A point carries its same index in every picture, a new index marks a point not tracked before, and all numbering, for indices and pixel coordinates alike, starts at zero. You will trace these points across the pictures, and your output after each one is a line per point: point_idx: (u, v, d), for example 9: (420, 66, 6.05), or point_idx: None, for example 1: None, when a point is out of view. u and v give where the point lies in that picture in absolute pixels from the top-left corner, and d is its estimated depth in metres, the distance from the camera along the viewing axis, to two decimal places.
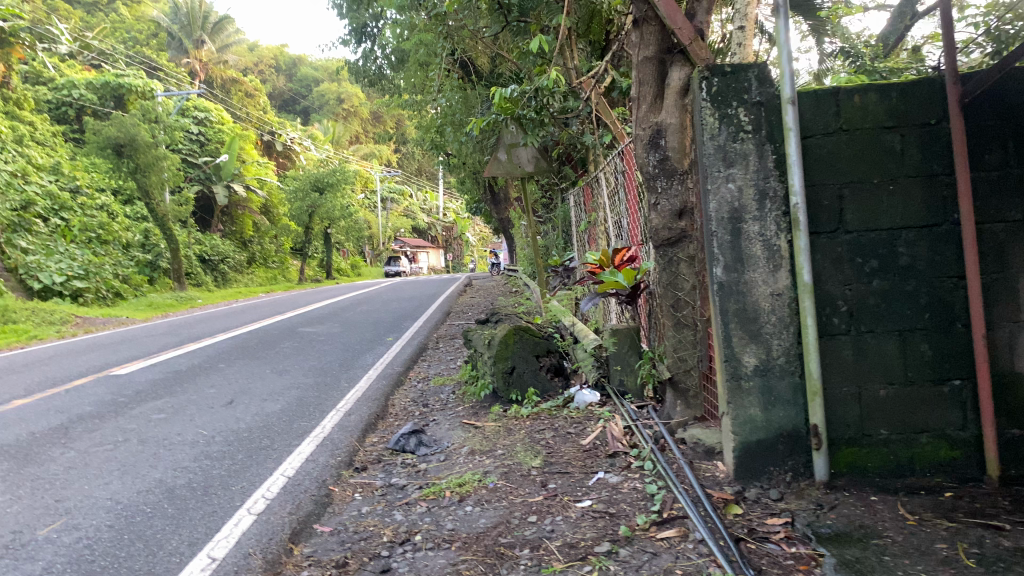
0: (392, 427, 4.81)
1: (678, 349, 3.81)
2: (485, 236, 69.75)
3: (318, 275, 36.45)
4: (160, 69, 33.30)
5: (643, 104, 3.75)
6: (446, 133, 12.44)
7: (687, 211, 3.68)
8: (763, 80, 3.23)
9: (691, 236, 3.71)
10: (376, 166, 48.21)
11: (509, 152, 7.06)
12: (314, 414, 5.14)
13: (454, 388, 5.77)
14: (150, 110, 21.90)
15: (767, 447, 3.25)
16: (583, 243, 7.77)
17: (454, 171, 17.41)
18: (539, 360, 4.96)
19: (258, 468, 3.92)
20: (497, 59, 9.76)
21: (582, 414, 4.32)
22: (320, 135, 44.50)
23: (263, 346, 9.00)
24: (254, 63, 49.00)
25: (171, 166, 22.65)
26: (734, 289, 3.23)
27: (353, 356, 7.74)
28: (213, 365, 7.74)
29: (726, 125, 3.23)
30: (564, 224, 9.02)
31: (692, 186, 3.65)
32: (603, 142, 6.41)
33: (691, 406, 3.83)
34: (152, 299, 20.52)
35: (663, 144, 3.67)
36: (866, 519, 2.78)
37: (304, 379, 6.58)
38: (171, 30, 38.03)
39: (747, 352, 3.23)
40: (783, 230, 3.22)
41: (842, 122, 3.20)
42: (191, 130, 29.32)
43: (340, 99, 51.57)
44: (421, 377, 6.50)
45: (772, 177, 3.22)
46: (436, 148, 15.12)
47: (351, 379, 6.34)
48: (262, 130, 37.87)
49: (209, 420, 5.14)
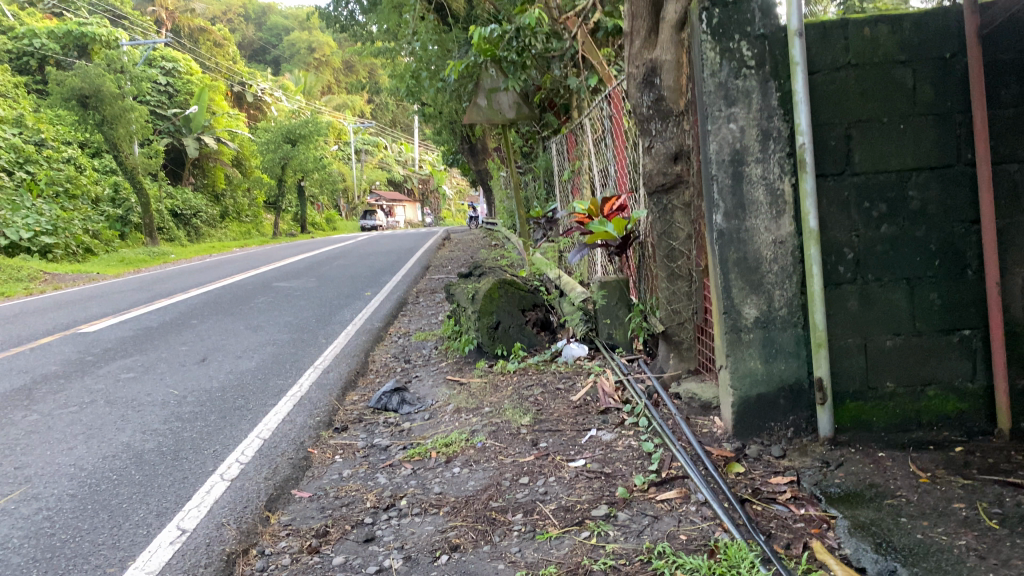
0: (373, 384, 4.63)
1: (672, 301, 3.63)
2: (462, 188, 69.17)
3: (294, 229, 35.94)
4: (124, 18, 32.20)
5: (637, 39, 3.54)
6: (422, 82, 12.09)
7: (683, 154, 3.47)
8: (767, 11, 2.99)
9: (687, 182, 3.49)
10: (350, 117, 47.34)
11: (490, 97, 6.74)
12: (291, 372, 4.93)
13: (436, 343, 5.59)
14: (115, 60, 21.15)
15: (768, 402, 3.09)
16: (566, 193, 7.56)
17: (430, 121, 17.04)
18: (524, 314, 4.81)
19: (232, 429, 3.72)
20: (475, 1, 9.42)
21: (570, 369, 4.15)
22: (292, 86, 43.52)
23: (238, 302, 8.74)
24: (221, 11, 47.61)
25: (139, 118, 21.97)
26: (734, 236, 3.04)
27: (330, 312, 7.51)
28: (186, 322, 7.49)
29: (728, 60, 3.00)
30: (545, 173, 8.78)
31: (688, 128, 3.42)
32: (587, 87, 6.15)
33: (685, 359, 3.66)
34: (123, 255, 20.07)
35: (658, 83, 3.45)
36: (876, 478, 2.65)
37: (280, 335, 6.36)
38: None
39: (747, 303, 3.05)
40: (787, 173, 3.02)
41: (851, 56, 2.98)
42: (158, 81, 28.47)
43: (312, 48, 50.37)
44: (402, 332, 6.31)
45: (776, 116, 3.01)
46: (411, 97, 14.73)
47: (329, 336, 6.13)
48: (232, 81, 36.93)
49: (180, 379, 4.92)
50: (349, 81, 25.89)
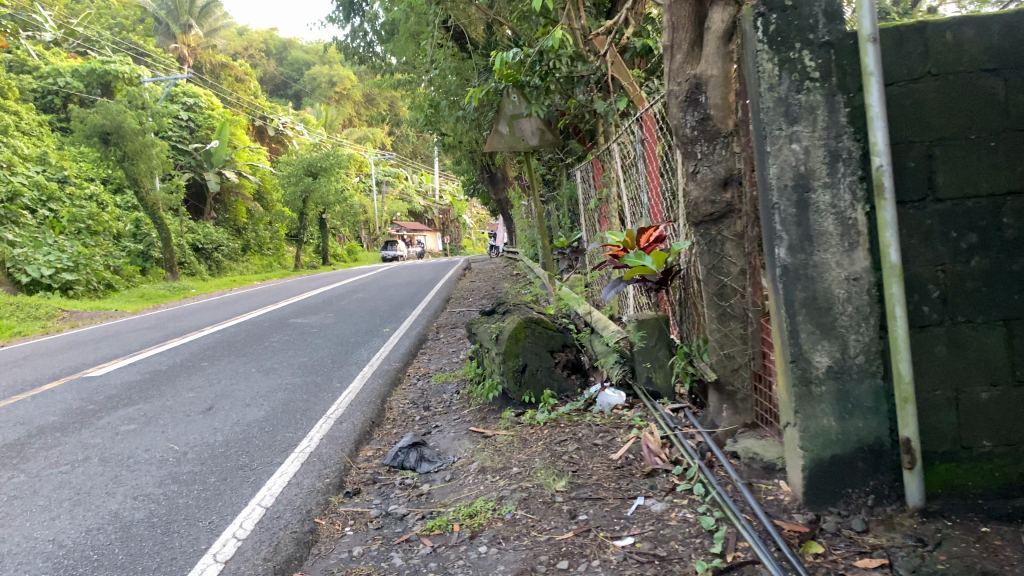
0: (390, 436, 4.24)
1: (724, 345, 3.22)
2: (482, 218, 69.07)
3: (314, 261, 35.87)
4: (147, 55, 32.51)
5: (677, 53, 3.16)
6: (441, 112, 11.82)
7: (733, 180, 3.09)
8: (833, 14, 2.60)
9: (739, 211, 3.11)
10: (370, 149, 47.47)
11: (512, 123, 6.13)
12: (301, 422, 4.55)
13: (457, 387, 5.19)
14: (136, 96, 21.19)
15: (845, 465, 2.66)
16: (592, 222, 7.20)
17: (449, 151, 16.80)
18: (554, 356, 4.39)
19: (233, 495, 3.34)
20: (495, 26, 9.17)
21: (608, 420, 3.73)
22: (312, 119, 43.77)
23: (251, 341, 8.40)
24: (242, 48, 48.20)
25: (160, 153, 21.97)
26: (801, 273, 2.64)
27: (346, 351, 7.13)
28: (196, 364, 7.15)
29: (789, 72, 2.62)
30: (571, 202, 8.39)
31: (739, 151, 3.06)
32: (614, 110, 5.70)
33: (741, 411, 3.24)
34: (144, 290, 19.92)
35: (703, 101, 3.07)
36: (987, 564, 2.22)
37: (292, 379, 5.98)
38: (158, 15, 37.20)
39: (818, 350, 2.64)
40: (860, 200, 2.62)
41: (931, 65, 2.57)
42: (180, 116, 28.62)
43: (332, 82, 50.78)
44: (421, 373, 5.92)
45: (845, 135, 2.62)
46: (430, 127, 14.50)
47: (343, 379, 5.75)
48: (253, 115, 37.15)
49: (182, 432, 4.55)
50: (370, 114, 25.88)
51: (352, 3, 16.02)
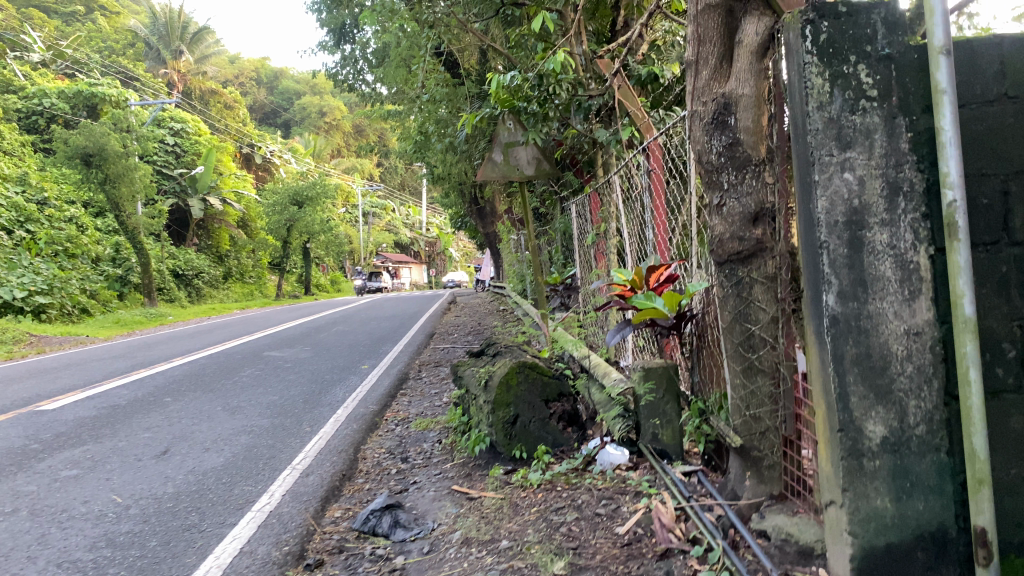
0: (362, 493, 3.77)
1: (750, 404, 2.79)
2: (469, 252, 68.85)
3: (297, 291, 35.33)
4: (137, 79, 32.16)
5: (704, 69, 2.78)
6: (430, 142, 11.49)
7: (764, 215, 2.68)
8: (893, 25, 2.24)
9: (770, 250, 2.69)
10: (358, 180, 47.21)
11: (507, 151, 5.70)
12: (263, 473, 4.07)
13: (439, 435, 4.73)
14: (121, 119, 20.76)
15: (901, 557, 2.23)
16: (587, 260, 6.83)
17: (438, 183, 16.44)
18: (549, 406, 3.94)
19: (174, 565, 2.85)
20: (489, 54, 8.86)
21: (611, 484, 3.29)
22: (301, 149, 43.48)
23: (222, 375, 7.89)
24: (232, 76, 48.08)
25: (143, 177, 21.49)
26: (853, 325, 2.22)
27: (321, 390, 6.65)
28: (158, 399, 6.64)
29: (841, 89, 2.23)
30: (564, 237, 8.00)
31: (773, 181, 2.66)
32: (617, 139, 5.25)
33: (766, 481, 2.80)
34: (119, 316, 19.30)
35: (732, 123, 2.68)
36: None
37: (259, 421, 5.48)
38: (148, 39, 36.93)
39: (872, 418, 2.21)
40: (922, 240, 2.23)
41: (1007, 86, 2.19)
42: (166, 141, 28.20)
43: (322, 112, 50.61)
44: (400, 418, 5.45)
45: (906, 163, 2.24)
46: (418, 157, 14.15)
47: (314, 422, 5.28)
48: (241, 143, 36.82)
49: (129, 481, 4.06)
50: (358, 144, 25.60)
51: (343, 30, 15.75)
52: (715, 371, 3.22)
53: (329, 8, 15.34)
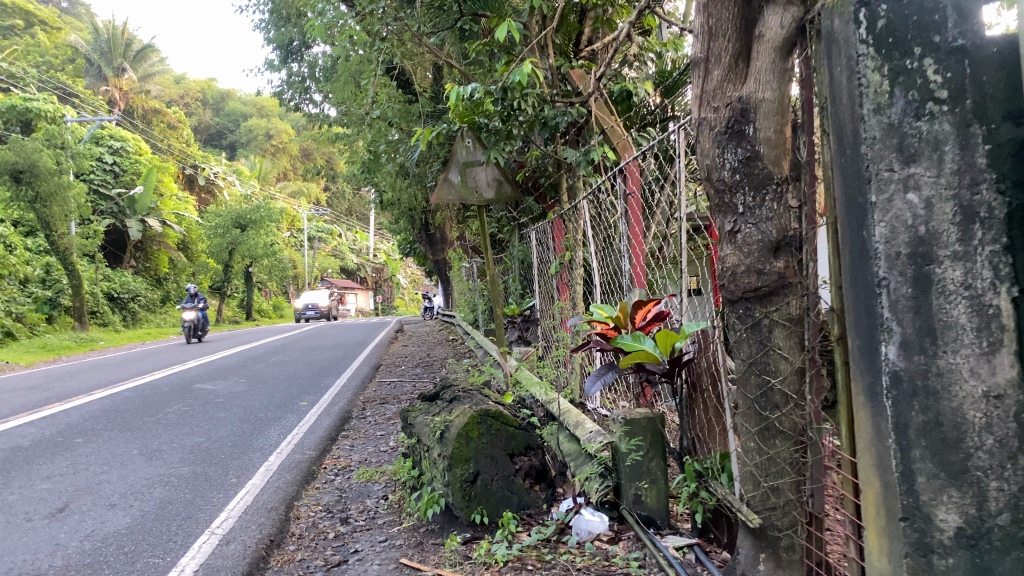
0: (293, 565, 3.17)
1: (769, 473, 2.31)
2: (417, 278, 68.17)
3: (239, 316, 34.21)
4: (75, 95, 30.82)
5: (716, 68, 2.32)
6: (379, 163, 10.97)
7: (786, 244, 2.21)
8: (968, 9, 1.74)
9: (792, 287, 2.21)
10: (306, 204, 46.27)
11: (465, 171, 5.15)
12: (174, 540, 3.44)
13: (385, 490, 4.16)
14: (55, 135, 19.68)
15: None
16: (547, 290, 6.37)
17: (386, 209, 15.88)
18: (515, 462, 3.40)
19: None
20: (445, 71, 8.39)
21: (592, 562, 2.77)
22: (246, 170, 42.36)
23: (145, 411, 7.15)
24: (177, 96, 46.85)
25: (77, 196, 20.35)
26: (919, 385, 1.76)
27: (253, 431, 5.99)
28: (67, 439, 5.91)
29: (905, 89, 1.79)
30: (522, 265, 7.51)
31: (797, 204, 2.20)
32: (589, 160, 4.77)
33: (785, 566, 2.31)
34: (45, 341, 18.13)
35: (750, 133, 2.22)
36: None
37: (178, 469, 4.82)
38: (90, 55, 35.62)
39: (943, 504, 1.74)
40: (1006, 281, 1.69)
41: None
42: (103, 159, 27.01)
43: (269, 135, 49.57)
44: (341, 466, 4.86)
45: (984, 183, 1.72)
46: (367, 179, 13.60)
47: (241, 473, 4.65)
48: (184, 163, 35.62)
49: (8, 550, 3.37)
50: (307, 167, 24.81)
51: (291, 47, 15.12)
52: (718, 426, 2.74)
53: (277, 23, 14.72)
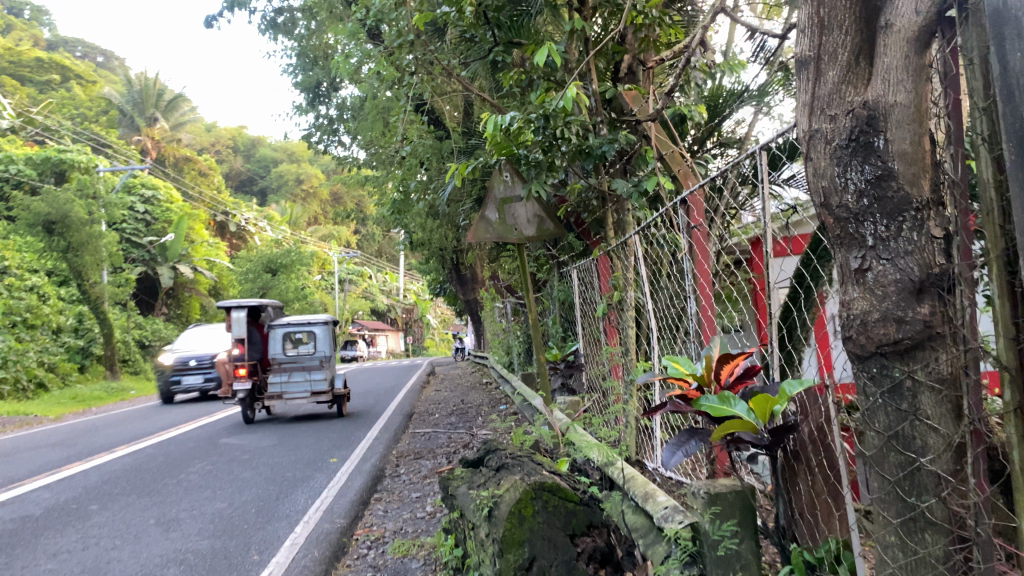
0: None
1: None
2: (448, 318, 67.92)
3: None
4: (108, 146, 31.05)
5: (830, 68, 1.87)
6: (408, 204, 10.62)
7: (932, 284, 1.74)
8: None
9: (942, 338, 1.74)
10: (335, 247, 46.28)
11: (503, 208, 4.75)
12: None
13: (425, 570, 3.69)
14: (87, 185, 19.66)
15: None
16: (593, 335, 5.92)
17: (416, 250, 15.54)
18: (576, 543, 2.90)
19: None
20: (476, 104, 8.02)
21: None
22: (276, 216, 42.47)
23: (167, 471, 6.76)
24: (208, 144, 47.39)
25: (109, 245, 20.24)
26: None
27: (279, 494, 5.55)
28: (84, 506, 5.52)
29: None
30: (563, 308, 7.07)
31: (943, 234, 1.74)
32: (640, 192, 4.38)
33: None
34: (76, 391, 17.90)
35: (880, 146, 1.77)
36: None
37: (197, 543, 4.39)
38: (123, 106, 36.15)
39: None
40: None
41: None
42: (136, 208, 27.09)
43: (299, 180, 49.88)
44: (374, 537, 4.39)
45: None
46: (397, 221, 13.27)
47: (264, 549, 4.20)
48: (216, 210, 35.79)
49: None
50: (337, 210, 24.62)
51: (318, 90, 14.90)
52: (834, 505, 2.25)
53: (303, 65, 14.53)
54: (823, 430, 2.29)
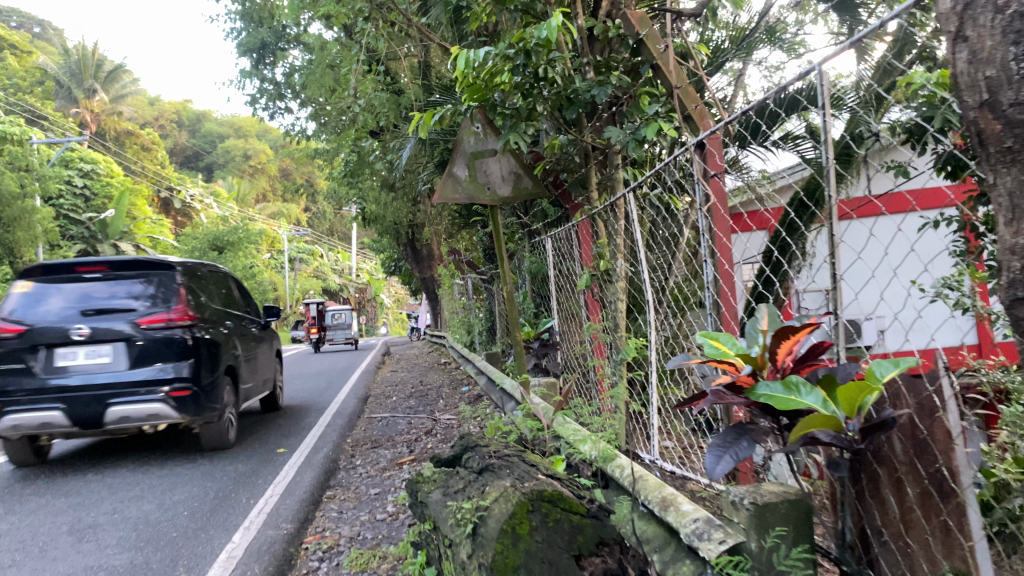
0: None
1: None
2: (401, 297, 67.04)
3: None
4: (43, 118, 29.30)
5: None
6: (363, 173, 9.87)
7: None
8: None
9: None
10: (286, 225, 44.93)
11: (473, 163, 4.08)
12: None
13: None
14: (18, 157, 18.34)
15: None
16: (571, 309, 5.34)
17: (370, 225, 14.78)
18: (584, 566, 2.23)
19: None
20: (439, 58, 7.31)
21: None
22: (224, 192, 40.94)
23: (90, 464, 5.98)
24: (151, 118, 45.51)
25: (43, 221, 18.96)
26: None
27: (218, 492, 4.86)
28: None
29: None
30: (536, 282, 6.47)
31: None
32: (638, 139, 3.74)
33: None
34: None
35: None
36: None
37: (113, 556, 3.68)
38: (60, 77, 34.33)
39: None
40: None
41: None
42: (73, 183, 25.59)
43: (247, 155, 48.23)
44: (327, 545, 3.74)
45: None
46: (351, 193, 12.52)
47: (192, 564, 3.52)
48: (160, 186, 34.26)
49: None
50: (287, 186, 23.58)
51: (266, 54, 13.95)
52: (943, 510, 1.70)
53: (249, 24, 13.54)
54: (924, 423, 1.75)
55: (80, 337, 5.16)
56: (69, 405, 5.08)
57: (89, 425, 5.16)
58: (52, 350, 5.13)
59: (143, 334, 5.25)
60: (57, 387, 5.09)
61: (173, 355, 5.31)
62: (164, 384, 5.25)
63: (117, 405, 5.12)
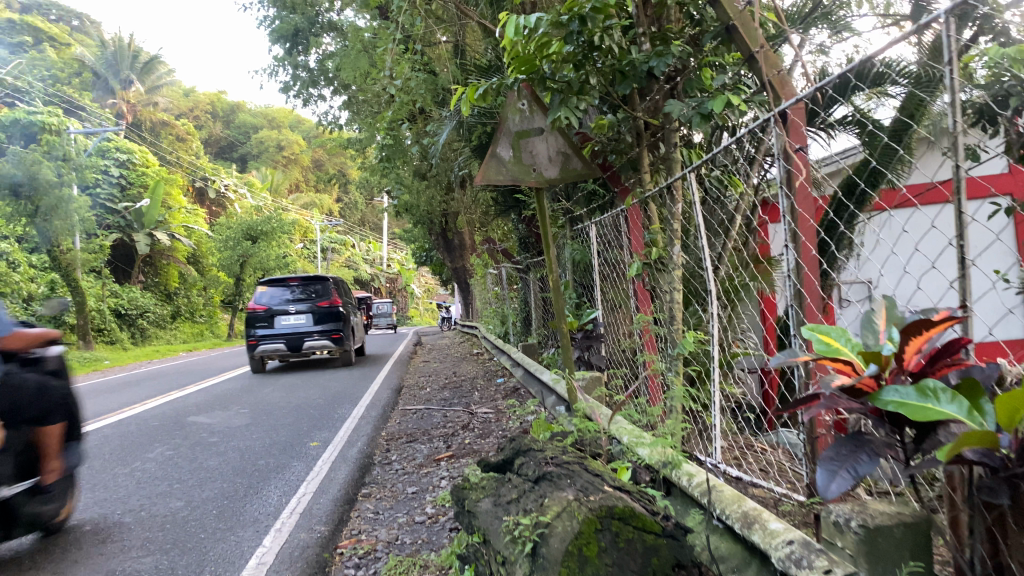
0: None
1: None
2: (431, 288, 66.99)
3: None
4: (80, 108, 29.38)
5: None
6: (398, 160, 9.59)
7: None
8: None
9: None
10: (317, 215, 44.94)
11: (518, 143, 3.74)
12: None
13: None
14: (54, 145, 18.28)
15: None
16: (618, 298, 5.03)
17: (402, 215, 14.54)
18: None
19: None
20: (479, 38, 6.98)
21: None
22: (257, 182, 41.02)
23: (120, 457, 5.80)
24: (186, 109, 45.62)
25: (79, 210, 18.92)
26: None
27: (248, 489, 4.64)
28: None
29: None
30: (577, 270, 6.16)
31: None
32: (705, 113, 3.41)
33: None
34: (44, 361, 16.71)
35: None
36: None
37: (137, 558, 3.46)
38: (96, 68, 34.41)
39: None
40: None
41: None
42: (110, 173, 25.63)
43: (280, 146, 48.29)
44: (364, 551, 3.48)
45: None
46: (384, 182, 12.29)
47: (219, 569, 3.28)
48: (194, 176, 34.34)
49: None
50: (319, 176, 23.44)
51: (300, 39, 13.70)
52: None
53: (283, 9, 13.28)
54: None
55: (291, 311, 11.16)
56: (286, 342, 10.96)
57: (296, 351, 11.07)
58: (278, 318, 11.06)
59: (320, 308, 11.26)
60: (280, 333, 11.01)
61: (332, 321, 11.32)
62: (326, 333, 11.26)
63: (310, 341, 11.09)
